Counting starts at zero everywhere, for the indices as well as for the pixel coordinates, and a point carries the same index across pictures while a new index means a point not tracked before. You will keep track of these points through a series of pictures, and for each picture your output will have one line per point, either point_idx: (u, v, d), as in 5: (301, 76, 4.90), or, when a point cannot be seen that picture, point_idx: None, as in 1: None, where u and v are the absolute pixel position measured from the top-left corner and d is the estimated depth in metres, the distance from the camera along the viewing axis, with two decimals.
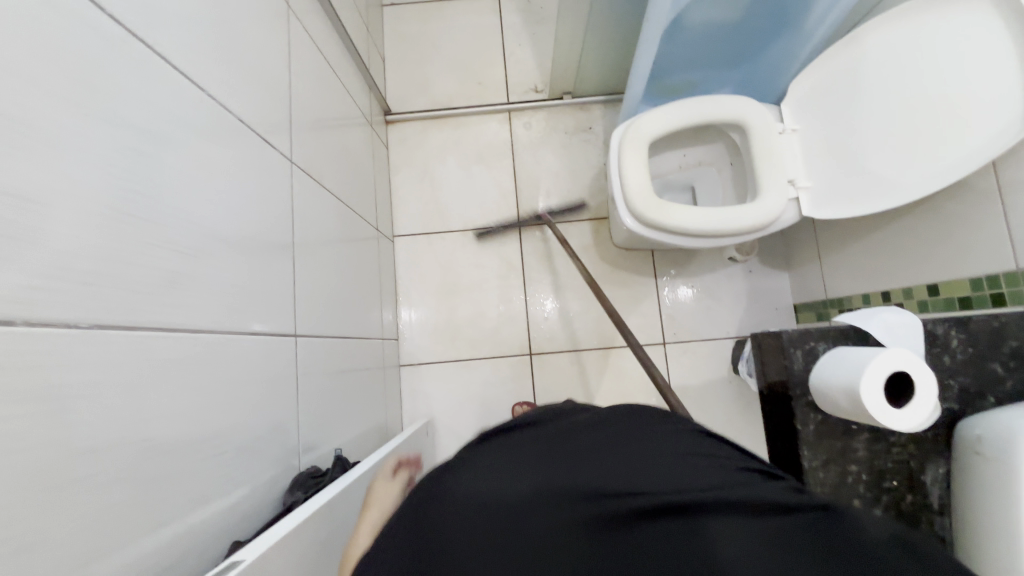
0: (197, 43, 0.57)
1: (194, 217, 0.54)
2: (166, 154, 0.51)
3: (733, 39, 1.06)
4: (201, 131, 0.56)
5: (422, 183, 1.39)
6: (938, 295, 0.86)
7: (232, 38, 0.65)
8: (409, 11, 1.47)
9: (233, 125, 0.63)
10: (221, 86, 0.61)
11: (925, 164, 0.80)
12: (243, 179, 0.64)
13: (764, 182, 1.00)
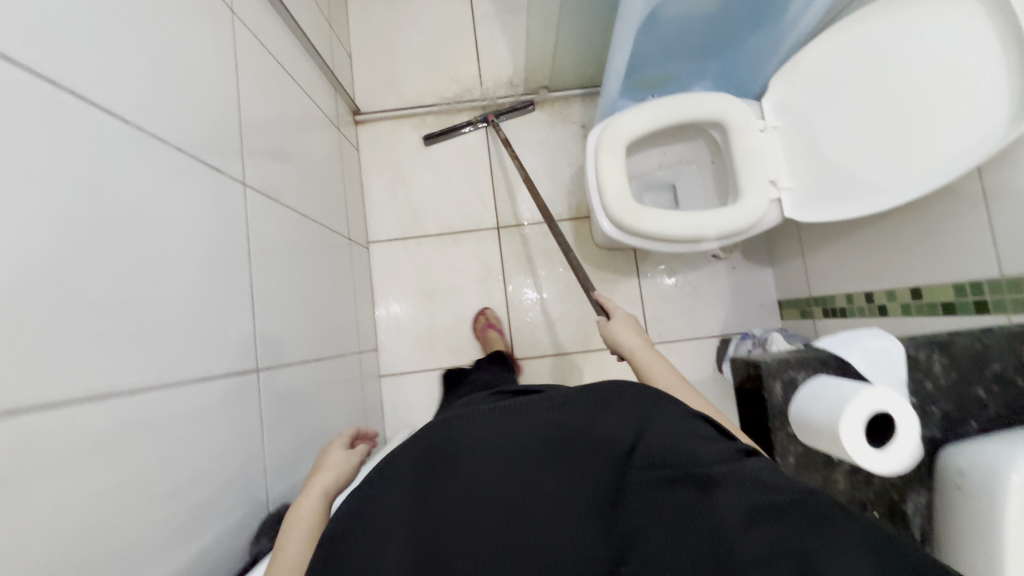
0: (122, 71, 0.52)
1: (132, 262, 0.50)
2: (93, 199, 0.46)
3: (710, 33, 1.01)
4: (131, 166, 0.51)
5: (396, 185, 1.34)
6: (921, 299, 0.84)
7: (166, 58, 0.59)
8: (374, 1, 1.39)
9: (173, 155, 0.58)
10: (155, 113, 0.55)
11: (907, 167, 0.77)
12: (191, 212, 0.60)
13: (744, 183, 0.96)
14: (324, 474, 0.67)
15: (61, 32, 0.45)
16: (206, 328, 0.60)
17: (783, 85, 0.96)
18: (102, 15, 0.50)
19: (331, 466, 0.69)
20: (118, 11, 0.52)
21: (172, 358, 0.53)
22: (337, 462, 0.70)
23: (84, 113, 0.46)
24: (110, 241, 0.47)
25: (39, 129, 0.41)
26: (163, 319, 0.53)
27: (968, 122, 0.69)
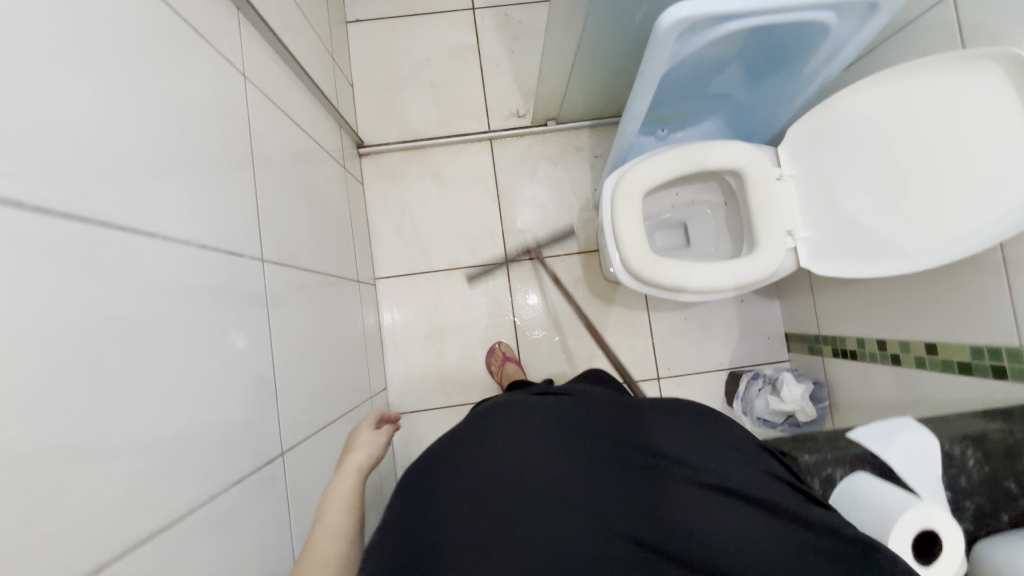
0: (145, 178, 0.49)
1: (162, 383, 0.48)
2: (126, 333, 0.44)
3: (725, 77, 1.01)
4: (157, 283, 0.49)
5: (402, 219, 1.32)
6: (936, 355, 0.85)
7: (188, 149, 0.57)
8: (377, 29, 1.35)
9: (195, 253, 0.56)
10: (177, 215, 0.53)
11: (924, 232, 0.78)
12: (213, 307, 0.58)
13: (762, 234, 0.97)
14: (355, 454, 0.72)
15: (85, 159, 0.42)
16: (230, 426, 0.59)
17: (799, 135, 0.95)
18: (122, 124, 0.47)
19: (362, 445, 0.73)
20: (139, 116, 0.50)
21: (198, 470, 0.52)
22: (368, 442, 0.75)
23: (111, 240, 0.44)
24: (138, 366, 0.46)
25: (70, 275, 0.39)
26: (187, 430, 0.51)
27: (988, 197, 0.70)
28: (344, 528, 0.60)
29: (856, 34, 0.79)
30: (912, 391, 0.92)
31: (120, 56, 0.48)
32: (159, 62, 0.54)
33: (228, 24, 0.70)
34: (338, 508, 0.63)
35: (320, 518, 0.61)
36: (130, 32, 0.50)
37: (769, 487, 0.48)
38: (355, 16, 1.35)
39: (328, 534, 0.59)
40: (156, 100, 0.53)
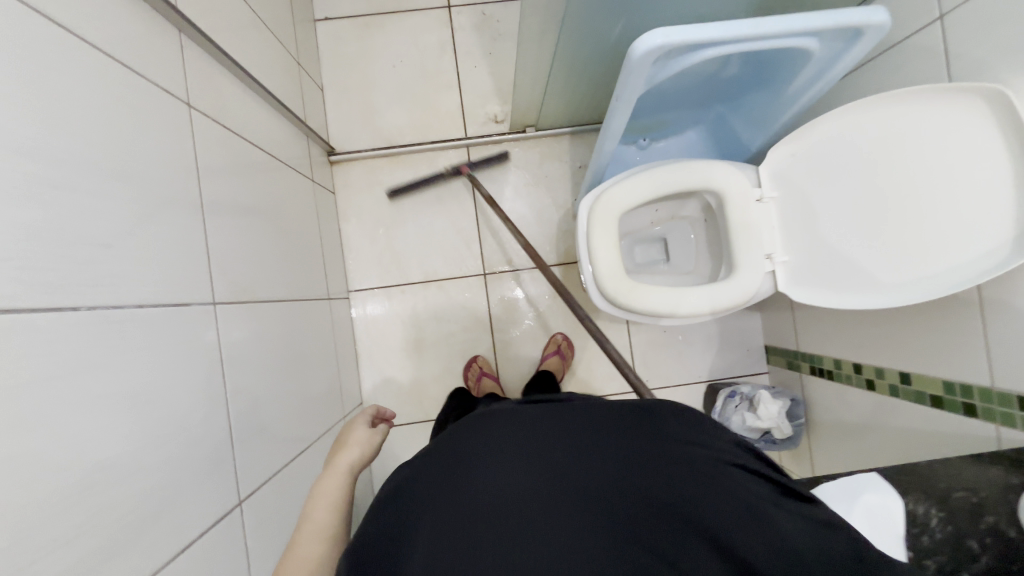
0: (42, 247, 0.45)
1: (99, 462, 0.47)
2: (52, 419, 0.43)
3: (710, 91, 0.97)
4: (79, 359, 0.47)
5: (376, 229, 1.28)
6: (910, 385, 0.85)
7: (107, 201, 0.53)
8: (347, 27, 1.29)
9: (103, 318, 0.51)
10: (103, 279, 0.51)
11: (906, 266, 0.76)
12: (138, 368, 0.54)
13: (740, 258, 0.94)
14: (348, 451, 0.68)
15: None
16: (168, 492, 0.56)
17: (781, 155, 0.92)
18: (15, 193, 0.43)
19: (355, 442, 0.70)
20: (36, 179, 0.45)
21: (126, 553, 0.49)
22: (361, 440, 0.71)
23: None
24: (37, 464, 0.41)
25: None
26: (112, 512, 0.48)
27: (969, 239, 0.68)
28: (330, 530, 0.58)
29: (839, 58, 0.75)
30: (885, 417, 0.92)
31: (13, 115, 0.43)
32: (69, 108, 0.49)
33: (163, 48, 0.65)
34: (325, 508, 0.60)
35: (305, 519, 0.58)
36: (32, 83, 0.46)
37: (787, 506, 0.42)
38: (324, 14, 1.29)
39: (313, 535, 0.56)
40: (67, 155, 0.48)
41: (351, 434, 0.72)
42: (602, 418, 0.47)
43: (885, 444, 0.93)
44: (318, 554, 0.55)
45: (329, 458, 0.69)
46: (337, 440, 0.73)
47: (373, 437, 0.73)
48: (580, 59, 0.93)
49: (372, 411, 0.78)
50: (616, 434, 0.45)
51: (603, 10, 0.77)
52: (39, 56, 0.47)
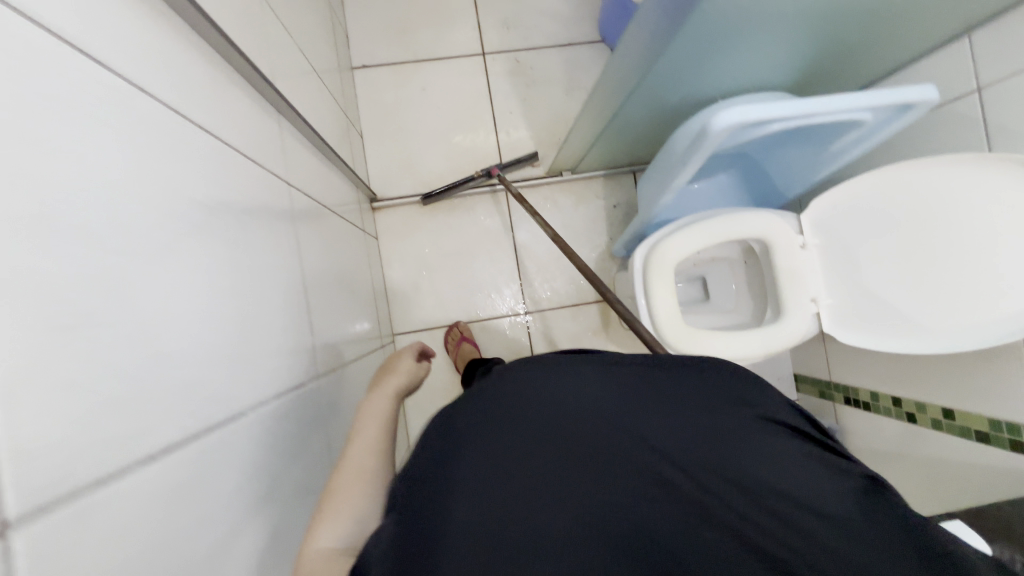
0: (234, 351, 0.47)
1: (280, 549, 0.50)
2: (259, 512, 0.47)
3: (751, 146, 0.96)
4: (264, 455, 0.50)
5: (419, 272, 1.30)
6: (954, 420, 0.91)
7: (258, 297, 0.55)
8: (384, 75, 1.32)
9: (272, 414, 0.54)
10: (264, 372, 0.53)
11: (942, 318, 0.84)
12: (287, 452, 0.56)
13: (788, 301, 1.00)
14: (395, 377, 0.75)
15: (195, 366, 0.40)
16: None
17: (823, 207, 0.98)
18: (221, 309, 0.46)
19: (403, 372, 0.78)
20: (225, 289, 0.48)
21: None
22: (407, 371, 0.79)
23: (218, 447, 0.42)
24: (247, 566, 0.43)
25: (189, 508, 0.36)
26: None
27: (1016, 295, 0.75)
28: (379, 443, 0.59)
29: (884, 126, 0.82)
30: (928, 449, 0.98)
31: (211, 233, 0.47)
32: (229, 214, 0.51)
33: (268, 130, 0.68)
34: (376, 422, 0.62)
35: (356, 431, 0.61)
36: (213, 196, 0.49)
37: (817, 477, 0.39)
38: (361, 63, 1.32)
39: (365, 445, 0.58)
40: (234, 261, 0.50)
41: (399, 362, 0.81)
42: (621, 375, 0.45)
43: (927, 471, 0.99)
44: (371, 460, 0.56)
45: (376, 383, 0.75)
46: (384, 368, 0.81)
47: (415, 371, 0.80)
48: (634, 121, 0.98)
49: (415, 351, 0.86)
50: (630, 389, 0.43)
51: (669, 84, 0.82)
52: (211, 163, 0.50)
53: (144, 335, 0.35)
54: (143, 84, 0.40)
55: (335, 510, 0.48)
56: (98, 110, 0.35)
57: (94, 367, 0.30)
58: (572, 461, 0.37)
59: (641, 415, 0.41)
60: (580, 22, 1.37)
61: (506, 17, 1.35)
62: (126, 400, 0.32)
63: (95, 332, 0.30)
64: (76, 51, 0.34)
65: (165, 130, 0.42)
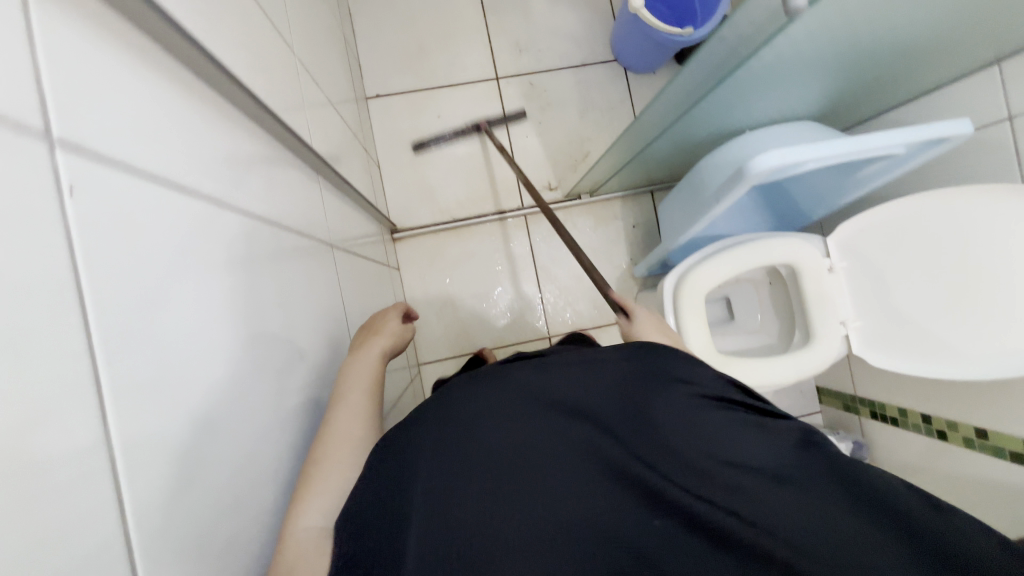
0: (293, 443, 0.47)
1: None
2: None
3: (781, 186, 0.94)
4: None
5: (441, 300, 1.31)
6: (986, 440, 0.92)
7: (311, 379, 0.55)
8: (399, 104, 1.32)
9: None
10: None
11: (970, 347, 0.85)
12: None
13: (817, 327, 1.01)
14: (380, 336, 0.64)
15: (269, 471, 0.42)
16: None
17: (850, 229, 0.99)
18: (285, 403, 0.47)
19: (388, 330, 0.65)
20: (288, 378, 0.48)
21: None
22: (394, 330, 0.66)
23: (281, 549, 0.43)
24: None
25: None
26: None
27: None
28: (367, 411, 0.52)
29: (916, 156, 0.82)
30: (961, 467, 0.98)
31: (281, 327, 0.48)
32: (294, 299, 0.52)
33: (312, 192, 0.69)
34: (361, 388, 0.54)
35: (340, 392, 0.53)
36: (282, 286, 0.49)
37: (760, 445, 0.38)
38: (376, 92, 1.31)
39: (352, 411, 0.51)
40: (298, 349, 0.51)
41: (382, 318, 0.68)
42: (548, 372, 0.46)
43: (958, 489, 0.99)
44: (357, 431, 0.49)
45: (360, 339, 0.64)
46: (368, 324, 0.68)
47: (404, 332, 0.67)
48: (661, 153, 0.98)
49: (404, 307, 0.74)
50: (556, 385, 0.44)
51: (703, 122, 0.82)
52: (279, 251, 0.50)
53: (238, 445, 0.37)
54: (228, 191, 0.41)
55: (318, 489, 0.43)
56: (203, 231, 0.36)
57: (211, 510, 0.32)
58: (508, 471, 0.38)
59: (567, 412, 0.42)
60: (593, 43, 1.36)
61: (519, 40, 1.34)
62: (223, 526, 0.34)
63: (208, 454, 0.33)
64: (192, 199, 0.35)
65: (247, 232, 0.43)
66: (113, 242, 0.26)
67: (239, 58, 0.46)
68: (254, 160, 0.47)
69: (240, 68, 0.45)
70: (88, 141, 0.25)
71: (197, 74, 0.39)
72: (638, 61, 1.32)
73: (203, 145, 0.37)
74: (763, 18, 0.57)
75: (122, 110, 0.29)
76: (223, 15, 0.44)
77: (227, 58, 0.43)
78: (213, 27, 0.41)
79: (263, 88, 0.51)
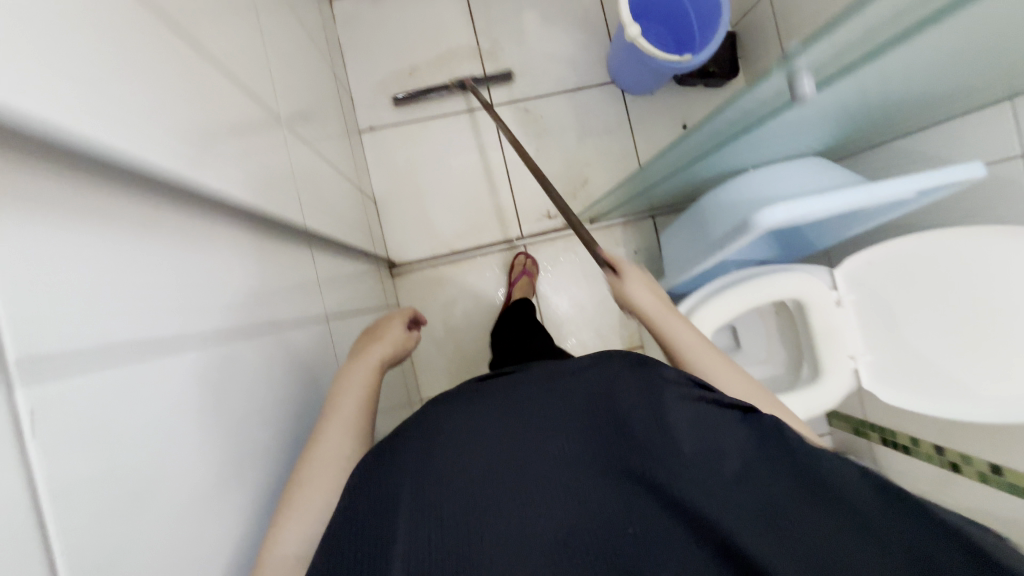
0: None
1: None
2: None
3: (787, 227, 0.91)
4: None
5: (442, 334, 1.29)
6: (1001, 476, 0.90)
7: None
8: (393, 136, 1.30)
9: None
10: None
11: (980, 386, 0.83)
12: None
13: (825, 362, 1.00)
14: (382, 343, 0.60)
15: None
16: None
17: (859, 261, 0.96)
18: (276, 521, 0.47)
19: (392, 338, 0.61)
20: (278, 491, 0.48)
21: None
22: (399, 338, 0.61)
23: None
24: None
25: None
26: None
27: None
28: (358, 425, 0.50)
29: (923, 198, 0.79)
30: (975, 501, 0.96)
31: (268, 443, 0.47)
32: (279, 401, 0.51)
33: (305, 263, 0.67)
34: (356, 399, 0.52)
35: (333, 403, 0.51)
36: (268, 397, 0.49)
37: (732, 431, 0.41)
38: (370, 125, 1.30)
39: (342, 428, 0.49)
40: (284, 454, 0.50)
41: (388, 321, 0.64)
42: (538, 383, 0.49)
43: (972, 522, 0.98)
44: (344, 449, 0.48)
45: (360, 345, 0.60)
46: (372, 327, 0.64)
47: (408, 341, 0.63)
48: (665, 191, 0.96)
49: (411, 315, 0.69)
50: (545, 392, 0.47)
51: (707, 168, 0.80)
52: (265, 361, 0.49)
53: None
54: (207, 323, 0.40)
55: (297, 511, 0.43)
56: (179, 380, 0.36)
57: None
58: (500, 467, 0.40)
59: (553, 412, 0.44)
60: (589, 65, 1.34)
61: (513, 66, 1.32)
62: None
63: None
64: (166, 355, 0.35)
65: (227, 356, 0.42)
66: (66, 438, 0.26)
67: (221, 165, 0.44)
68: (231, 266, 0.46)
69: (223, 175, 0.44)
70: (43, 348, 0.25)
71: (155, 207, 0.37)
72: (635, 84, 1.30)
73: (168, 285, 0.36)
74: (770, 98, 0.54)
75: (74, 291, 0.28)
76: (201, 127, 0.43)
77: (208, 176, 0.41)
78: (189, 148, 0.40)
79: (249, 181, 0.50)
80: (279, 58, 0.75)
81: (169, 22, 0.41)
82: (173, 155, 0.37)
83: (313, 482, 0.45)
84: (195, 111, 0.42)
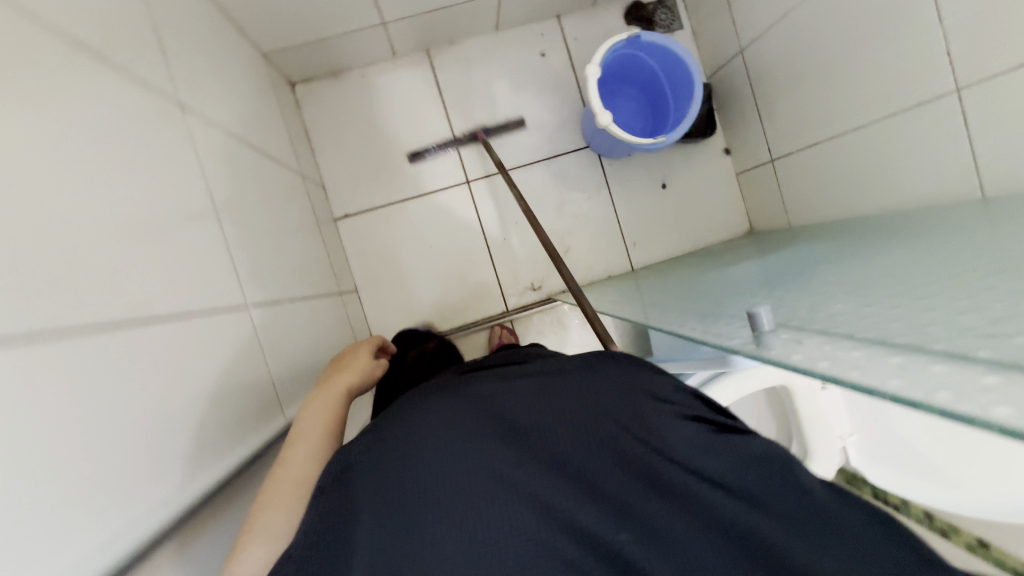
0: None
1: None
2: None
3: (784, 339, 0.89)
4: None
5: None
6: (988, 550, 0.93)
7: None
8: (368, 221, 1.28)
9: None
10: None
11: (968, 487, 0.84)
12: None
13: (813, 445, 1.02)
14: (345, 373, 0.68)
15: None
16: None
17: None
18: None
19: (355, 367, 0.70)
20: None
21: None
22: (360, 365, 0.70)
23: None
24: None
25: None
26: None
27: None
28: (319, 448, 0.55)
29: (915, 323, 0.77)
30: None
31: None
32: None
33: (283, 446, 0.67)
34: (318, 426, 0.57)
35: (297, 433, 0.56)
36: None
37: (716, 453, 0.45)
38: (344, 213, 1.27)
39: (305, 450, 0.54)
40: None
41: (352, 356, 0.73)
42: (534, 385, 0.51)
43: None
44: (305, 469, 0.52)
45: (325, 380, 0.67)
46: (337, 362, 0.72)
47: (373, 368, 0.72)
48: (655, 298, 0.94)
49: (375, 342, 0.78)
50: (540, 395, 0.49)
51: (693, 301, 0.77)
52: None
53: None
54: None
55: (256, 535, 0.46)
56: None
57: None
58: (500, 474, 0.41)
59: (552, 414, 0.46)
60: (563, 131, 1.31)
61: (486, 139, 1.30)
62: None
63: None
64: None
65: None
66: None
67: (166, 476, 0.44)
68: (179, 569, 0.44)
69: (161, 491, 0.43)
70: None
71: None
72: (610, 151, 1.26)
73: None
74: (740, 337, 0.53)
75: None
76: (140, 458, 0.41)
77: (147, 518, 0.40)
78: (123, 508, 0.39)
79: (200, 448, 0.49)
80: (242, 225, 0.74)
81: (98, 361, 0.40)
82: (87, 550, 0.35)
83: (274, 499, 0.48)
84: (134, 440, 0.41)
